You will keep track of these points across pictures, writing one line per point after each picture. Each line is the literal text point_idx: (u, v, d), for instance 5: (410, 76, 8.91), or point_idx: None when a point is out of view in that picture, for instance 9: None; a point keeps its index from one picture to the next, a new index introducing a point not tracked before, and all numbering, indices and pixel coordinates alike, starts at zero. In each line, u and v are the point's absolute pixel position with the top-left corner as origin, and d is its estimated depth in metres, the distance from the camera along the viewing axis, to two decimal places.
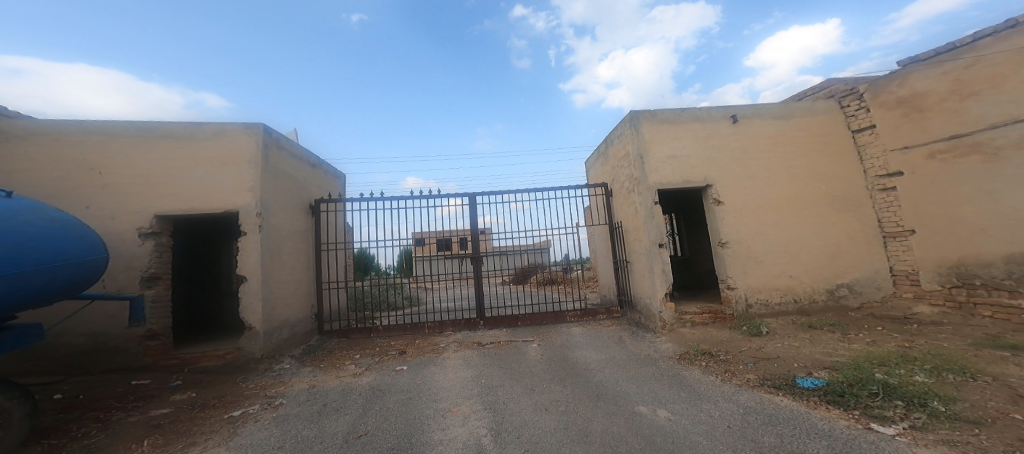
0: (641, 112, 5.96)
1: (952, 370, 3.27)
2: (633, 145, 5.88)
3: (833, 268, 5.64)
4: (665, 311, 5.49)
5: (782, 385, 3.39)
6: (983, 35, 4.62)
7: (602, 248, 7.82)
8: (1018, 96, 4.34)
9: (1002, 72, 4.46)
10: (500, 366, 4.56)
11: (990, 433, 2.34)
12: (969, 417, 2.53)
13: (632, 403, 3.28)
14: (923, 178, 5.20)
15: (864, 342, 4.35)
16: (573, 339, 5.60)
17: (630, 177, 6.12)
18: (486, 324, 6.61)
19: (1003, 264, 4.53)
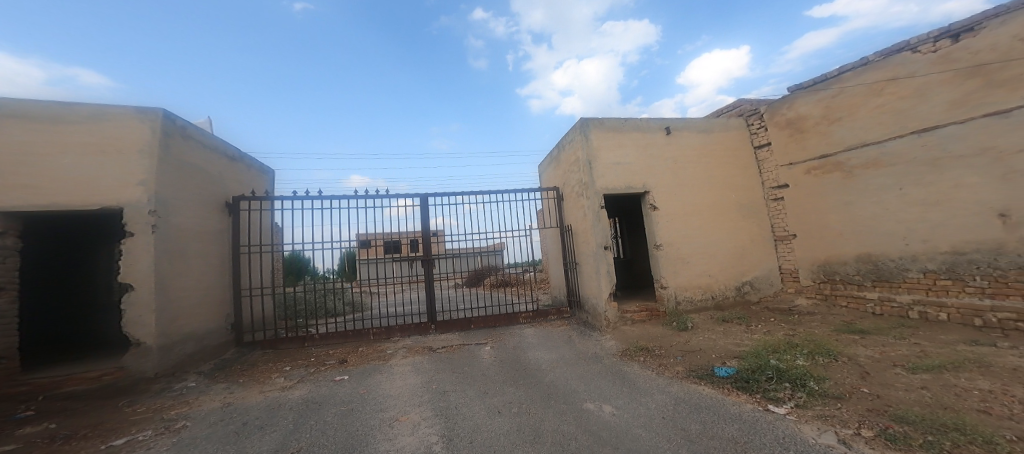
0: (590, 119, 6.28)
1: (822, 352, 3.90)
2: (583, 151, 6.16)
3: (741, 267, 6.42)
4: (610, 310, 5.81)
5: (704, 374, 3.78)
6: (845, 70, 5.61)
7: (553, 250, 8.03)
8: (865, 124, 5.34)
9: (856, 102, 5.45)
10: (452, 371, 4.45)
11: (849, 406, 2.84)
12: (834, 393, 3.05)
13: (581, 400, 3.41)
14: (803, 190, 6.16)
15: (766, 332, 5.00)
16: (526, 340, 5.68)
17: (579, 182, 6.39)
18: (438, 328, 6.41)
19: (855, 262, 5.55)
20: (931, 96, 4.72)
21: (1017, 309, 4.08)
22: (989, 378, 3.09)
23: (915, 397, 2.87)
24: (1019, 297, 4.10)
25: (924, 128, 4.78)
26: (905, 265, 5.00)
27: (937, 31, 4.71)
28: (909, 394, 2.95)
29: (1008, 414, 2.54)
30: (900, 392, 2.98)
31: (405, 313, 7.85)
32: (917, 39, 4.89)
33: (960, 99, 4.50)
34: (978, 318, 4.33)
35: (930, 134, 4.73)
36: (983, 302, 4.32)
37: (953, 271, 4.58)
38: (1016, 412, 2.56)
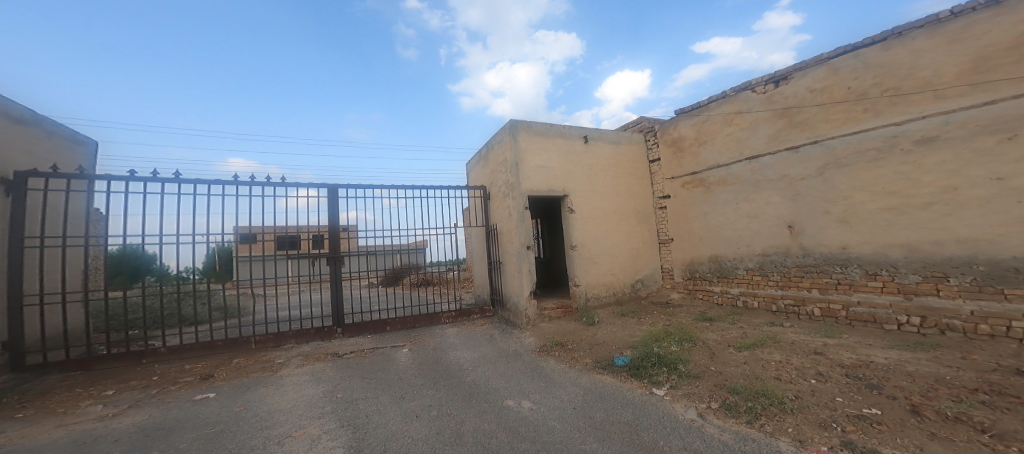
0: (520, 122, 6.41)
1: (688, 339, 4.60)
2: (511, 152, 6.27)
3: (636, 267, 7.25)
4: (530, 308, 6.04)
5: (606, 365, 4.17)
6: (709, 101, 6.69)
7: (478, 249, 8.03)
8: (720, 148, 6.48)
9: (716, 129, 6.56)
10: (363, 377, 4.12)
11: (704, 383, 3.42)
12: (694, 373, 3.63)
13: (501, 397, 3.46)
14: (680, 201, 7.19)
15: (653, 323, 5.73)
16: (446, 340, 5.55)
17: (506, 183, 6.47)
18: (347, 332, 5.90)
19: (708, 262, 6.71)
20: (758, 129, 5.95)
21: (794, 296, 5.53)
22: (784, 352, 4.03)
23: (742, 371, 3.58)
24: (796, 287, 5.52)
25: (753, 156, 6.02)
26: (736, 264, 6.30)
27: (767, 76, 5.86)
28: (738, 368, 3.67)
29: (789, 379, 3.35)
30: (733, 368, 3.69)
31: (311, 317, 7.05)
32: (755, 81, 6.03)
33: (774, 134, 5.74)
34: (773, 304, 5.76)
35: (756, 162, 5.98)
36: (776, 292, 5.73)
37: (763, 269, 5.92)
38: (793, 376, 3.38)
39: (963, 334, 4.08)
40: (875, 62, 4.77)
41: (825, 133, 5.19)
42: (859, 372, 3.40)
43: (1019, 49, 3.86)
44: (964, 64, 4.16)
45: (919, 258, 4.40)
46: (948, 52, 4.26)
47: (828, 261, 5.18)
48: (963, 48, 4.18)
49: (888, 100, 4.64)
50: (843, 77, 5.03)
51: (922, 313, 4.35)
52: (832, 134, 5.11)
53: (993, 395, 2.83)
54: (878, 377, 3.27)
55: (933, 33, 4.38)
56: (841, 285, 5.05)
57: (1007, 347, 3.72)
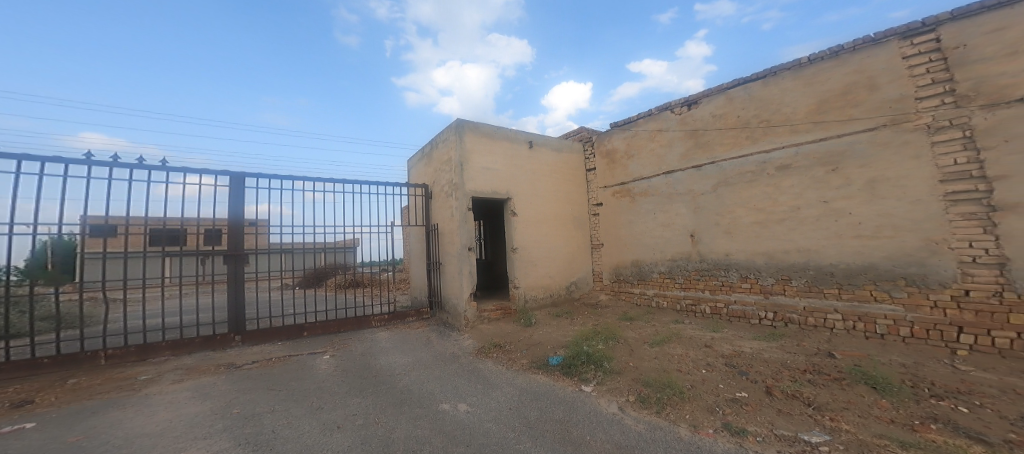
0: (467, 122, 6.34)
1: (612, 338, 4.92)
2: (456, 152, 6.18)
3: (572, 270, 7.60)
4: (469, 309, 6.00)
5: (540, 364, 4.29)
6: (636, 117, 7.25)
7: (417, 249, 7.77)
8: (643, 162, 7.08)
9: (641, 144, 7.12)
10: (271, 388, 3.74)
11: (623, 377, 3.70)
12: (616, 369, 3.90)
13: (436, 402, 3.38)
14: (611, 208, 7.68)
15: (584, 323, 6.04)
16: (377, 345, 5.28)
17: (449, 182, 6.36)
18: (252, 340, 5.33)
19: (631, 265, 7.26)
20: (673, 147, 6.59)
21: (692, 295, 6.22)
22: (686, 347, 4.50)
23: (654, 366, 3.93)
24: (695, 288, 6.20)
25: (667, 171, 6.68)
26: (651, 268, 6.90)
27: (682, 98, 6.48)
28: (652, 363, 4.03)
29: (687, 370, 3.76)
30: (648, 363, 4.03)
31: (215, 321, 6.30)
32: (673, 102, 6.64)
33: (685, 153, 6.41)
34: (677, 303, 6.42)
35: (669, 177, 6.63)
36: (679, 293, 6.40)
37: (671, 273, 6.57)
38: (690, 368, 3.81)
39: (798, 325, 5.04)
40: (758, 96, 5.56)
41: (720, 155, 5.94)
42: (733, 361, 3.95)
43: (847, 96, 4.76)
44: (810, 104, 5.05)
45: (775, 264, 5.31)
46: (804, 93, 5.12)
47: (715, 265, 5.96)
48: (815, 91, 5.03)
49: (762, 130, 5.48)
50: (737, 107, 5.79)
51: (772, 309, 5.28)
52: (724, 157, 5.88)
53: (813, 374, 3.50)
54: (746, 364, 3.83)
55: (797, 75, 5.20)
56: (723, 286, 5.85)
57: (821, 334, 4.74)
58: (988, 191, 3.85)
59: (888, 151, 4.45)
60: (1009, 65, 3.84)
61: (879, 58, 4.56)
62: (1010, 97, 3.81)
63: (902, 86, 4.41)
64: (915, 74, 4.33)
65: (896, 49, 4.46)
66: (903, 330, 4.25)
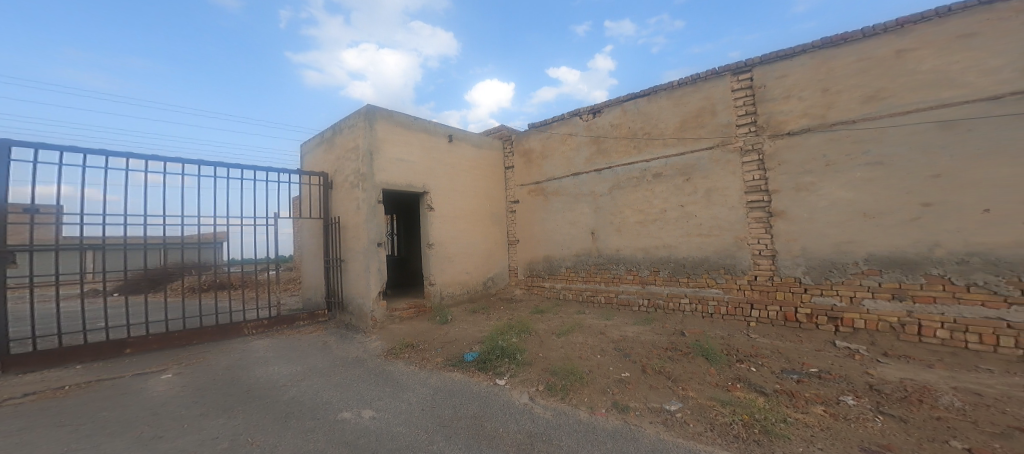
0: (379, 110, 5.94)
1: (523, 331, 5.12)
2: (365, 140, 5.75)
3: (488, 266, 7.69)
4: (377, 309, 5.65)
5: (456, 362, 4.26)
6: (550, 121, 7.65)
7: (313, 246, 7.02)
8: (556, 163, 7.50)
9: (556, 145, 7.52)
10: (56, 424, 2.94)
11: (534, 368, 3.89)
12: (527, 360, 4.09)
13: (335, 411, 3.11)
14: (526, 206, 7.97)
15: (499, 318, 6.16)
16: (255, 355, 4.66)
17: (355, 172, 5.92)
18: (20, 367, 4.10)
19: (543, 261, 7.63)
20: (580, 151, 7.12)
21: (592, 287, 6.81)
22: (586, 335, 4.91)
23: (561, 354, 4.21)
24: (596, 281, 6.79)
25: (575, 173, 7.18)
26: (560, 263, 7.36)
27: (589, 106, 7.01)
28: (559, 352, 4.31)
29: (587, 356, 4.14)
30: (556, 352, 4.30)
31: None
32: (581, 108, 7.13)
33: (589, 157, 6.97)
34: (579, 294, 6.98)
35: (576, 179, 7.15)
36: (582, 286, 6.96)
37: (575, 267, 7.10)
38: (589, 354, 4.18)
39: (662, 310, 5.91)
40: (643, 110, 6.30)
41: (616, 161, 6.60)
42: (621, 345, 4.44)
43: (697, 118, 5.68)
44: (675, 122, 5.90)
45: (650, 258, 6.12)
46: (673, 111, 5.95)
47: (609, 260, 6.62)
48: (680, 110, 5.88)
49: (644, 141, 6.25)
50: (628, 119, 6.48)
51: (647, 297, 6.08)
52: (619, 163, 6.54)
53: (673, 351, 4.14)
54: (629, 347, 4.35)
55: (670, 95, 6.01)
56: (613, 278, 6.54)
57: (674, 317, 5.66)
58: (769, 201, 5.05)
59: (718, 167, 5.48)
60: (785, 105, 4.98)
61: (719, 89, 5.53)
62: (782, 131, 4.98)
63: (729, 114, 5.42)
64: (737, 105, 5.36)
65: (728, 83, 5.46)
66: (721, 306, 5.35)
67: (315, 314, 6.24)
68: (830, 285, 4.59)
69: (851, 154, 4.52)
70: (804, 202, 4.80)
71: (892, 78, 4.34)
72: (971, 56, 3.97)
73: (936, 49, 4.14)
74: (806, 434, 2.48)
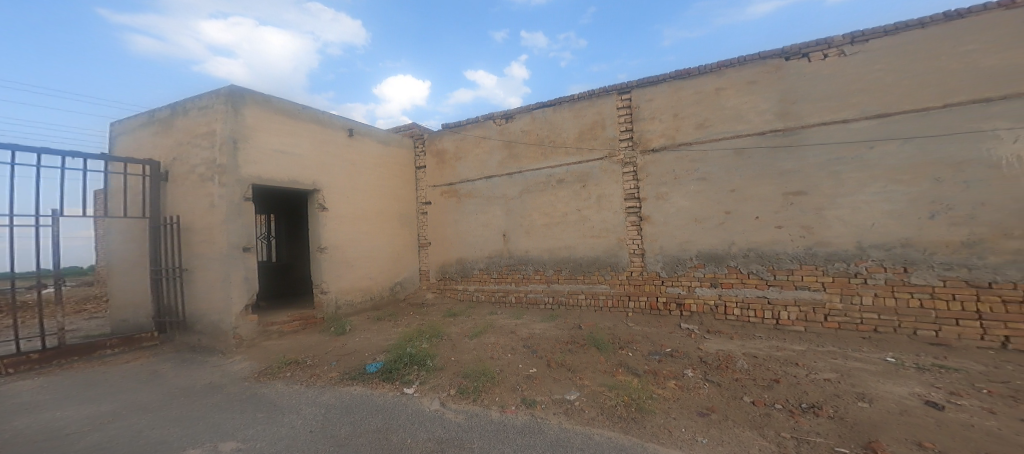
0: (250, 93, 5.13)
1: (434, 335, 4.98)
2: (225, 126, 4.82)
3: (396, 269, 7.31)
4: (243, 326, 4.87)
5: (355, 375, 3.93)
6: (464, 122, 7.62)
7: (130, 253, 5.64)
8: (470, 165, 7.49)
9: (470, 147, 7.52)
10: None
11: (446, 373, 3.81)
12: (438, 365, 3.98)
13: (176, 449, 2.59)
14: (439, 207, 7.81)
15: (408, 324, 5.89)
16: (37, 397, 3.56)
17: (205, 161, 4.93)
18: None
19: (457, 263, 7.55)
20: (493, 154, 7.24)
21: (506, 287, 6.95)
22: (498, 335, 5.01)
23: (472, 357, 4.20)
24: (508, 282, 6.95)
25: (488, 176, 7.26)
26: (474, 265, 7.36)
27: (502, 111, 7.17)
28: (469, 354, 4.30)
29: (498, 356, 4.21)
30: (466, 354, 4.28)
31: None
32: (494, 112, 7.27)
33: (502, 161, 7.14)
34: (494, 295, 7.06)
35: (490, 182, 7.23)
36: (495, 287, 7.06)
37: (489, 269, 7.18)
38: (499, 354, 4.27)
39: (564, 306, 6.34)
40: (551, 120, 6.69)
41: (527, 165, 6.87)
42: (530, 343, 4.62)
43: (594, 130, 6.25)
44: (578, 132, 6.40)
45: (555, 258, 6.51)
46: (575, 122, 6.43)
47: (521, 261, 6.84)
48: (579, 122, 6.40)
49: (551, 148, 6.64)
50: (538, 127, 6.81)
51: (552, 295, 6.47)
52: (530, 167, 6.82)
53: (572, 344, 4.48)
54: (537, 344, 4.56)
55: (573, 107, 6.49)
56: (524, 278, 6.78)
57: (574, 312, 6.13)
58: (640, 207, 5.81)
59: (607, 176, 6.10)
60: (651, 125, 5.78)
61: (608, 105, 6.17)
62: (648, 148, 5.78)
63: (613, 129, 6.09)
64: (620, 121, 6.03)
65: (615, 100, 6.11)
66: (608, 300, 5.97)
67: (136, 338, 5.03)
68: (676, 277, 5.51)
69: (688, 171, 5.49)
70: (660, 209, 5.65)
71: (714, 111, 5.36)
72: (751, 99, 5.15)
73: (736, 90, 5.24)
74: (666, 407, 2.91)
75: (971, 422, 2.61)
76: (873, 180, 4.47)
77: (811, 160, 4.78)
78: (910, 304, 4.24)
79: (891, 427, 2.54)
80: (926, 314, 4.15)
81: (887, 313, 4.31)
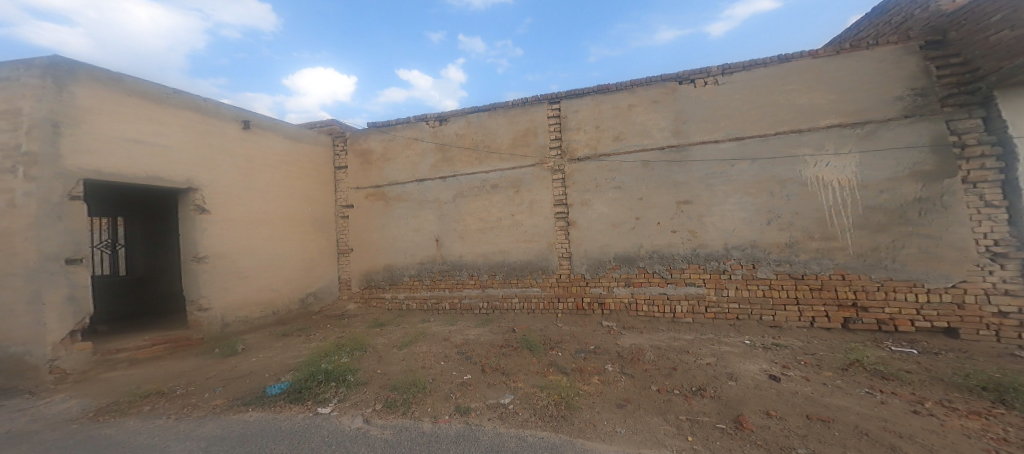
0: (84, 68, 4.15)
1: (358, 348, 4.60)
2: (38, 104, 3.81)
3: (308, 279, 6.62)
4: (66, 357, 3.86)
5: (251, 400, 3.39)
6: (394, 122, 7.23)
7: None
8: (398, 167, 7.13)
9: (398, 149, 7.16)
10: None
11: (371, 387, 3.53)
12: (363, 380, 3.68)
13: None
14: (362, 210, 7.28)
15: (323, 339, 5.32)
16: None
17: (2, 146, 3.79)
18: None
19: (383, 271, 7.08)
20: (426, 157, 6.99)
21: (439, 294, 6.72)
22: (430, 343, 4.81)
23: (401, 368, 3.96)
24: (441, 288, 6.73)
25: (419, 179, 6.99)
26: (404, 272, 6.98)
27: (436, 113, 6.98)
28: (399, 366, 4.04)
29: (432, 364, 4.04)
30: (395, 366, 4.03)
31: None
32: (427, 114, 7.04)
33: (435, 164, 6.93)
34: (427, 303, 6.76)
35: (422, 185, 6.97)
36: (428, 294, 6.78)
37: (420, 275, 6.87)
38: (433, 362, 4.10)
39: (501, 310, 6.35)
40: (485, 125, 6.70)
41: (461, 169, 6.78)
42: (464, 349, 4.53)
43: (527, 137, 6.43)
44: (513, 137, 6.52)
45: (489, 263, 6.50)
46: (509, 128, 6.55)
47: (455, 266, 6.68)
48: (513, 128, 6.54)
49: (484, 153, 6.66)
50: (472, 131, 6.77)
51: (486, 299, 6.44)
52: (464, 171, 6.74)
53: (507, 347, 4.50)
54: (472, 350, 4.47)
55: (507, 112, 6.59)
56: (457, 284, 6.64)
57: (509, 315, 6.20)
58: (568, 213, 6.12)
59: (539, 181, 6.31)
60: (576, 136, 6.16)
61: (540, 114, 6.40)
62: (575, 156, 6.14)
63: (545, 137, 6.34)
64: (551, 130, 6.31)
65: (547, 109, 6.37)
66: (540, 302, 6.15)
67: None
68: (598, 278, 5.91)
69: (607, 179, 5.95)
70: (585, 214, 6.03)
71: (627, 124, 5.91)
72: (654, 116, 5.80)
73: (644, 106, 5.86)
74: (591, 402, 3.08)
75: (794, 389, 3.26)
76: (733, 193, 5.35)
77: (694, 174, 5.53)
78: (757, 294, 5.17)
79: (750, 401, 3.03)
80: (766, 301, 5.11)
81: (743, 303, 5.21)
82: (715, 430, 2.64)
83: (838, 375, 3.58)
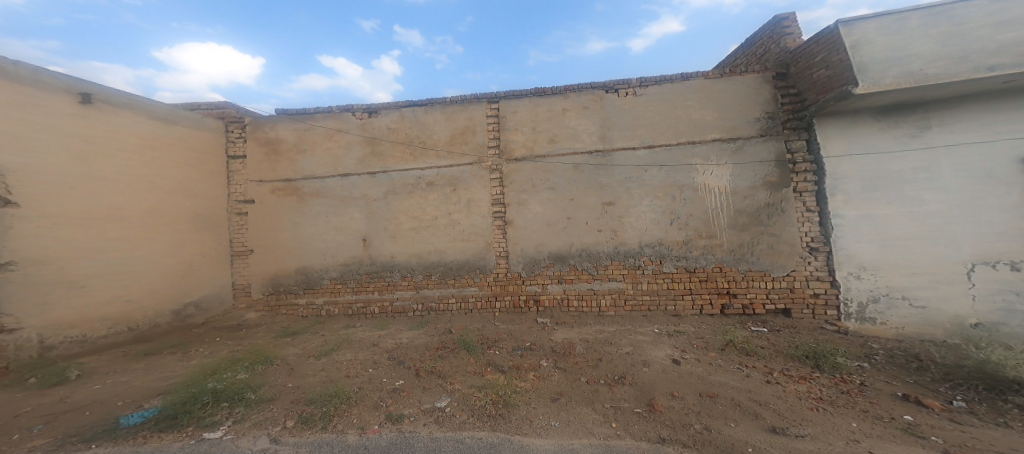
0: None
1: (261, 361, 4.06)
2: None
3: (181, 287, 5.68)
4: None
5: (97, 435, 2.71)
6: (313, 110, 6.51)
7: None
8: (316, 160, 6.46)
9: (316, 140, 6.49)
10: None
11: (277, 404, 3.13)
12: (267, 397, 3.25)
13: None
14: (264, 207, 6.47)
15: (207, 354, 4.60)
16: None
17: None
18: None
19: (295, 274, 6.37)
20: (351, 151, 6.44)
21: (364, 298, 6.26)
22: (355, 351, 4.44)
23: (318, 379, 3.59)
24: (367, 291, 6.28)
25: (342, 173, 6.41)
26: (322, 275, 6.36)
27: (364, 104, 6.46)
28: (315, 377, 3.65)
29: (355, 373, 3.72)
30: (310, 378, 3.63)
31: None
32: (354, 104, 6.48)
33: (361, 159, 6.42)
34: (349, 308, 6.25)
35: (345, 180, 6.41)
36: (351, 297, 6.27)
37: (343, 278, 6.32)
38: (357, 371, 3.78)
39: (433, 311, 6.14)
40: (421, 120, 6.41)
41: (392, 165, 6.39)
42: (395, 354, 4.27)
43: (464, 135, 6.31)
44: (449, 135, 6.34)
45: (423, 263, 6.24)
46: (446, 125, 6.36)
47: (384, 267, 6.28)
48: (451, 125, 6.36)
49: (416, 149, 6.37)
50: (405, 125, 6.42)
51: (420, 301, 6.17)
52: (395, 167, 6.38)
53: (442, 349, 4.36)
54: (404, 355, 4.24)
55: (444, 109, 6.39)
56: (385, 286, 6.26)
57: (445, 316, 6.04)
58: (506, 213, 6.16)
59: (476, 180, 6.24)
60: (514, 136, 6.22)
61: (477, 112, 6.32)
62: (512, 156, 6.20)
63: (483, 136, 6.28)
64: (489, 130, 6.28)
65: (485, 108, 6.32)
66: (478, 302, 6.09)
67: None
68: (535, 276, 6.05)
69: (540, 180, 6.12)
70: (522, 214, 6.12)
71: (560, 128, 6.15)
72: (581, 122, 6.12)
73: (575, 112, 6.15)
74: (528, 398, 3.14)
75: (691, 370, 3.71)
76: (646, 195, 5.90)
77: (617, 176, 5.97)
78: (663, 287, 5.78)
79: (660, 383, 3.38)
80: (670, 293, 5.75)
81: (651, 295, 5.78)
82: (633, 414, 2.88)
83: (719, 355, 4.16)
